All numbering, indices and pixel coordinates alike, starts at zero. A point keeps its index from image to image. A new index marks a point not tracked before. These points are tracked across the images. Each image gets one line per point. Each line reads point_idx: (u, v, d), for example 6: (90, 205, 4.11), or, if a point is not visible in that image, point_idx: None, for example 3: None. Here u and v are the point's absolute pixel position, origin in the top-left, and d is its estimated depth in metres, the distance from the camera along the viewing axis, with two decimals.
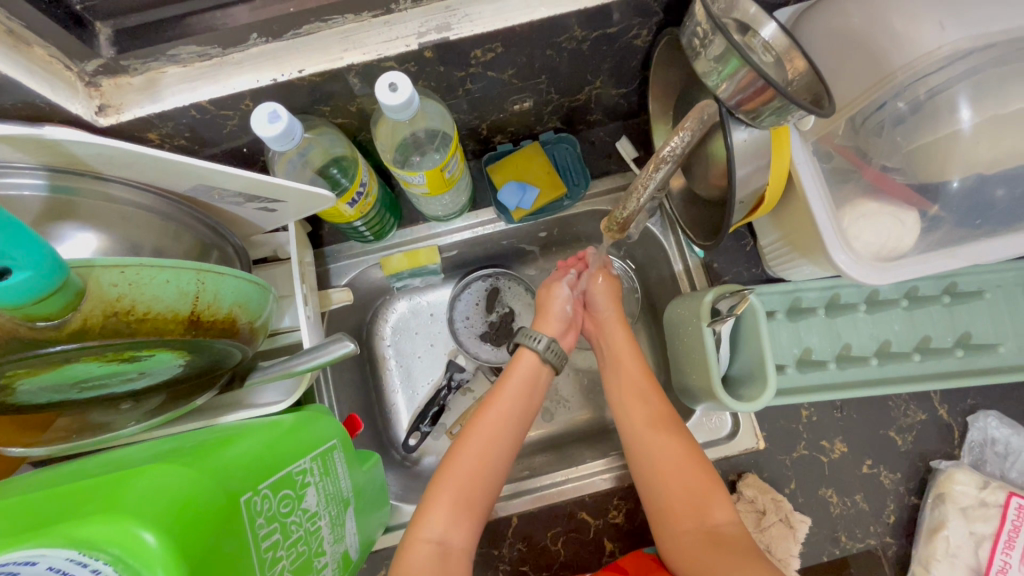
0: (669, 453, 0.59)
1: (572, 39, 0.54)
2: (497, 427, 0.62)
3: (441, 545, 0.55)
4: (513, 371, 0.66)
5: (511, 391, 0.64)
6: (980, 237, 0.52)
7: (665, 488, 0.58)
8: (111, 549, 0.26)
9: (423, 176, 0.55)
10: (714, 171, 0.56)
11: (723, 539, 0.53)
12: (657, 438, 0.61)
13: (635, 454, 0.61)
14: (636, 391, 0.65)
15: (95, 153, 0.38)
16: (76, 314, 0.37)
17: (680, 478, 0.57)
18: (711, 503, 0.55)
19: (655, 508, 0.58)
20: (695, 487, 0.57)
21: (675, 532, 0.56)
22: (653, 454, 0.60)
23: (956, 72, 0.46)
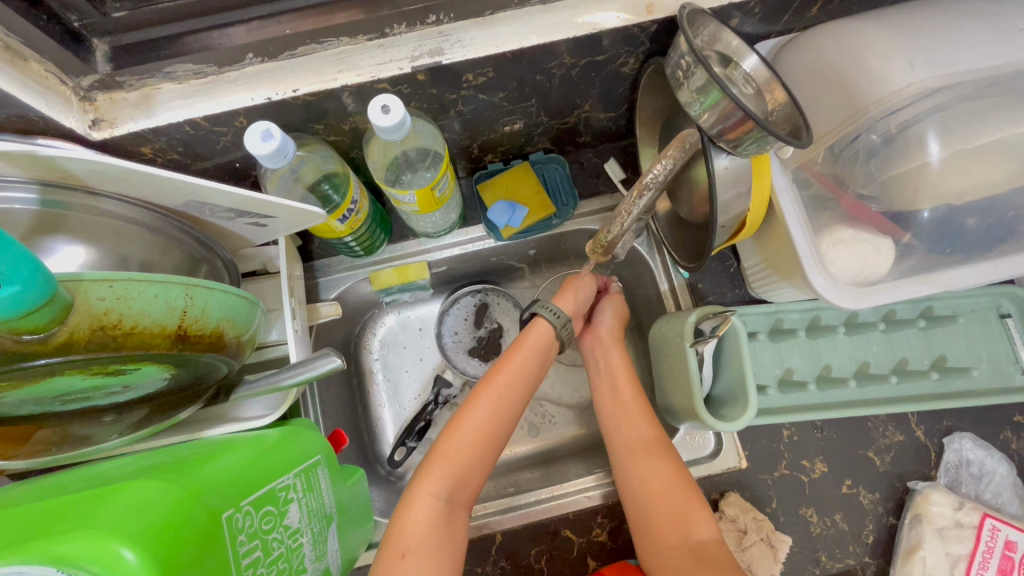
0: (658, 472, 0.60)
1: (562, 66, 0.55)
2: (505, 391, 0.61)
3: (445, 504, 0.56)
4: (526, 337, 0.64)
5: (527, 353, 0.63)
6: (952, 265, 0.53)
7: (653, 504, 0.58)
8: (91, 566, 0.27)
9: (414, 195, 0.56)
10: (697, 195, 0.58)
11: (707, 559, 0.53)
12: (647, 455, 0.61)
13: (623, 468, 0.62)
14: (630, 406, 0.65)
15: (87, 169, 0.39)
16: (62, 327, 0.37)
17: (668, 496, 0.58)
18: (697, 523, 0.56)
19: (642, 523, 0.59)
20: (680, 503, 0.57)
21: (660, 547, 0.56)
22: (644, 469, 0.60)
23: (924, 107, 0.48)
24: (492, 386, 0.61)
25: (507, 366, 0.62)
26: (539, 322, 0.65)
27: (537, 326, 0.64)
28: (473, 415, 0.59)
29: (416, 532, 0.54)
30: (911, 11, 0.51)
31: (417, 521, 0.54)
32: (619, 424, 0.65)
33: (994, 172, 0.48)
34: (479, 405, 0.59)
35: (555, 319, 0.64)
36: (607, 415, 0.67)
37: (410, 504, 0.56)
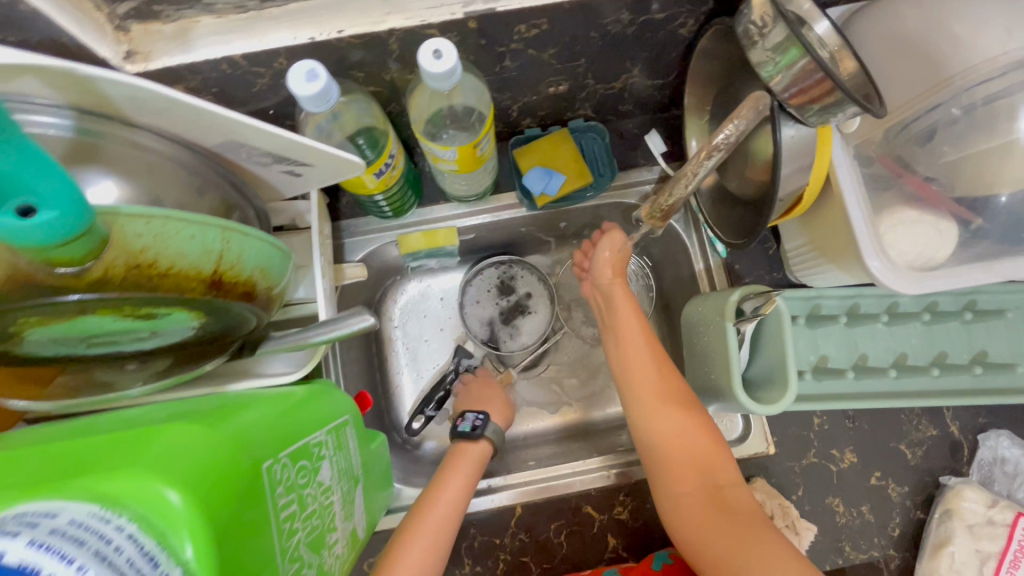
0: (679, 420, 0.58)
1: (618, 23, 0.52)
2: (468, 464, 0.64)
3: None
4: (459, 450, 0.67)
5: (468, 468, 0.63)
6: (1015, 253, 0.51)
7: (672, 452, 0.57)
8: (135, 506, 0.25)
9: (454, 151, 0.54)
10: (753, 167, 0.54)
11: (731, 510, 0.53)
12: (664, 403, 0.59)
13: (637, 415, 0.60)
14: (642, 351, 0.62)
15: (128, 96, 0.36)
16: (98, 262, 0.35)
17: (689, 445, 0.56)
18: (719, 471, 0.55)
19: (660, 471, 0.57)
20: (699, 452, 0.56)
21: (680, 495, 0.55)
22: (663, 416, 0.58)
23: (1012, 81, 0.45)
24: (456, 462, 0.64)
25: (460, 464, 0.63)
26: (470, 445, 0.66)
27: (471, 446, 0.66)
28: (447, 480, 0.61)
29: None
30: None
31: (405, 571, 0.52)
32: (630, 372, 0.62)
33: None
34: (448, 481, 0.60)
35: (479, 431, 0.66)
36: (618, 359, 0.64)
37: (392, 560, 0.53)
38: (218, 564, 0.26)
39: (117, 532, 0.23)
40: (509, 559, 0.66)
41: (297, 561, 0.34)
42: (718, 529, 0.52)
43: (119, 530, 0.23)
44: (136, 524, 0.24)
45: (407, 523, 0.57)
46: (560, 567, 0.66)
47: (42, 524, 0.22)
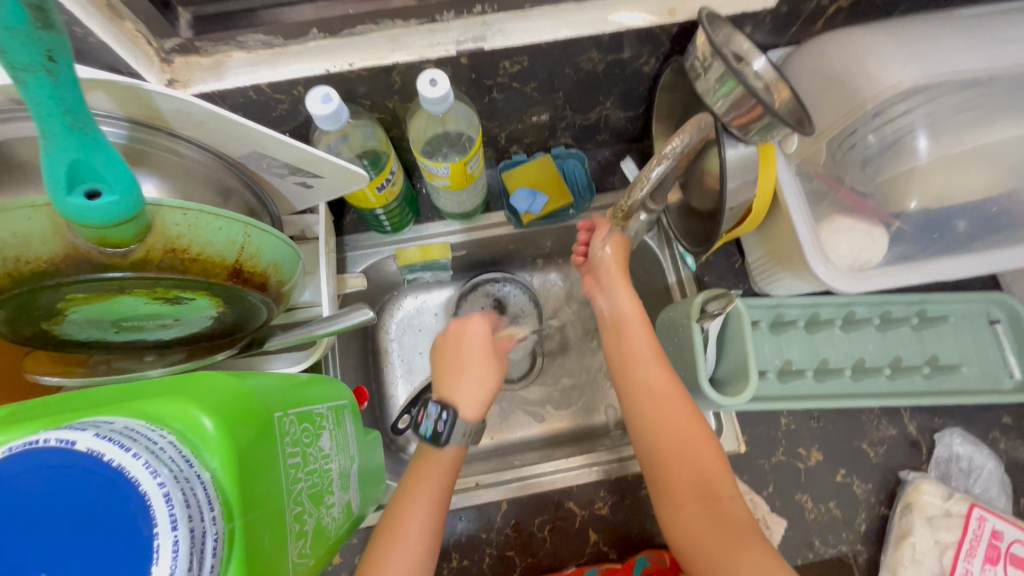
0: (683, 429, 0.56)
1: (590, 61, 0.61)
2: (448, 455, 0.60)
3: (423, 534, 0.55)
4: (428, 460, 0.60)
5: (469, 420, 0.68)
6: (939, 256, 0.58)
7: (674, 461, 0.55)
8: (174, 424, 0.30)
9: (447, 168, 0.61)
10: (709, 182, 0.61)
11: (728, 525, 0.50)
12: (665, 407, 0.58)
13: (638, 421, 0.59)
14: (645, 359, 0.61)
15: (175, 108, 0.44)
16: (140, 245, 0.41)
17: (692, 456, 0.55)
18: (720, 486, 0.53)
19: (661, 482, 0.55)
20: (698, 466, 0.54)
21: (677, 504, 0.53)
22: (667, 424, 0.57)
23: (917, 115, 0.54)
24: (432, 454, 0.60)
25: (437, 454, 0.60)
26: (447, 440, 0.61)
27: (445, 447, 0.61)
28: (422, 471, 0.59)
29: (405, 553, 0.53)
30: (909, 24, 0.56)
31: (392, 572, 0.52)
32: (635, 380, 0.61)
33: (968, 173, 0.54)
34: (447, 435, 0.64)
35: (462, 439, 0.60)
36: (623, 364, 0.63)
37: (378, 559, 0.53)
38: (238, 478, 0.31)
39: (161, 437, 0.28)
40: (495, 553, 0.69)
41: (300, 505, 0.39)
42: (717, 543, 0.49)
43: (161, 437, 0.28)
44: (175, 435, 0.30)
45: (389, 520, 0.56)
46: (543, 561, 0.69)
47: (101, 427, 0.27)
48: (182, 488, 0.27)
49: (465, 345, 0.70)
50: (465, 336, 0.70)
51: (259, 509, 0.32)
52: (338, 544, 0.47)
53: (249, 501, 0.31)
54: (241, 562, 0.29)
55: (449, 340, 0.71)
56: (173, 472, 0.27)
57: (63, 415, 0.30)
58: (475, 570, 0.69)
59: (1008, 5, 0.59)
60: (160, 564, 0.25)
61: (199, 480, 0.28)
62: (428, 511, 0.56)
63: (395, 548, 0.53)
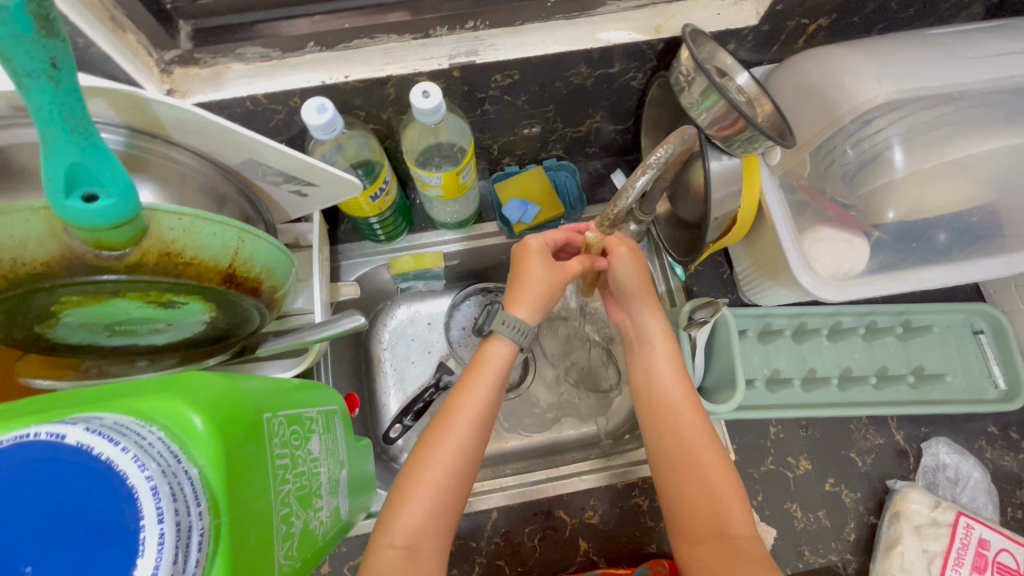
0: (701, 461, 0.56)
1: (579, 75, 0.63)
2: (463, 420, 0.57)
3: (408, 547, 0.52)
4: (485, 365, 0.60)
5: (464, 424, 0.57)
6: (919, 266, 0.59)
7: (688, 491, 0.55)
8: (163, 421, 0.31)
9: (439, 177, 0.62)
10: (694, 193, 0.63)
11: (741, 559, 0.51)
12: (685, 433, 0.58)
13: (657, 444, 0.59)
14: (668, 381, 0.61)
15: (172, 115, 0.45)
16: (135, 248, 0.42)
17: (707, 488, 0.55)
18: (732, 517, 0.53)
19: (675, 508, 0.56)
20: (714, 493, 0.55)
21: (688, 531, 0.54)
22: (684, 455, 0.57)
23: (894, 129, 0.55)
24: (452, 424, 0.57)
25: (455, 423, 0.57)
26: (496, 339, 0.61)
27: (497, 347, 0.61)
28: (442, 440, 0.56)
29: (396, 554, 0.51)
30: (887, 42, 0.58)
31: (402, 529, 0.52)
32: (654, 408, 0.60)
33: (947, 185, 0.56)
34: (446, 433, 0.56)
35: (518, 337, 0.59)
36: (646, 387, 0.62)
37: (393, 513, 0.53)
38: (225, 474, 0.31)
39: (150, 433, 0.29)
40: (485, 562, 0.69)
41: (287, 506, 0.39)
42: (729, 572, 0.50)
43: (151, 433, 0.29)
44: (163, 432, 0.30)
45: (405, 480, 0.55)
46: (533, 571, 0.69)
47: (91, 422, 0.28)
48: (169, 482, 0.27)
49: (532, 260, 0.62)
50: (530, 254, 0.62)
51: (246, 508, 0.33)
52: (325, 548, 0.47)
53: (235, 499, 0.32)
54: (226, 559, 0.30)
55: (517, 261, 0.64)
56: (161, 466, 0.27)
57: (54, 411, 0.31)
58: None
59: (982, 25, 0.62)
60: (146, 556, 0.25)
61: (186, 475, 0.29)
62: (445, 477, 0.54)
63: (408, 508, 0.53)
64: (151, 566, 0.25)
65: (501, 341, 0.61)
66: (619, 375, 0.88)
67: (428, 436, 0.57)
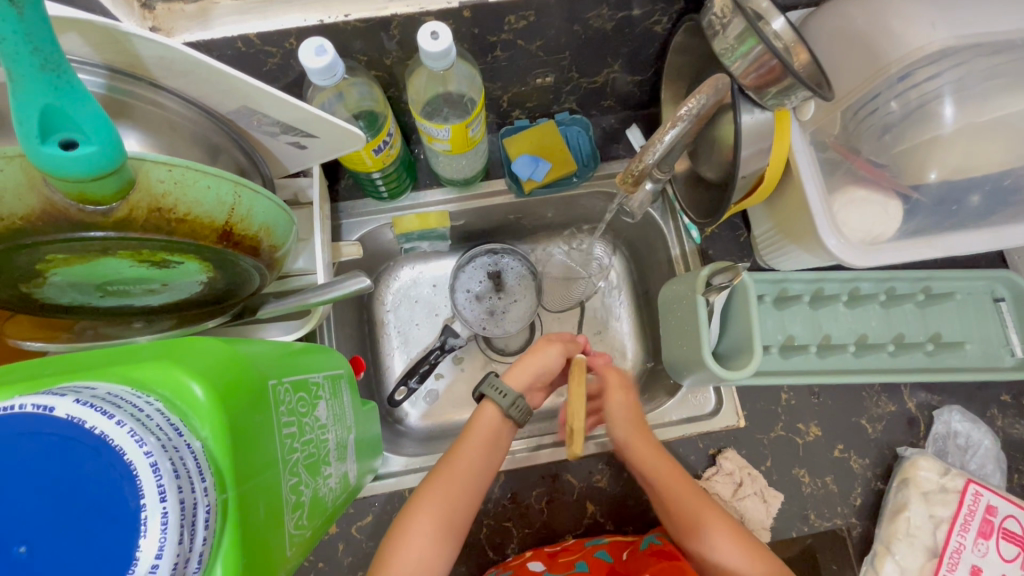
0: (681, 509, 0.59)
1: (599, 17, 0.58)
2: (435, 519, 0.55)
3: None
4: (474, 429, 0.62)
5: (459, 470, 0.59)
6: (954, 230, 0.57)
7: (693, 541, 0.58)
8: (160, 390, 0.29)
9: (448, 130, 0.58)
10: (720, 151, 0.59)
11: None
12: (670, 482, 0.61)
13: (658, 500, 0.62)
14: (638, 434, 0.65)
15: (156, 54, 0.41)
16: (123, 202, 0.39)
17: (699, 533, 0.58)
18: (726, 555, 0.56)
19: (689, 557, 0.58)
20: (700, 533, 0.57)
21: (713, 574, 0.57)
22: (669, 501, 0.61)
23: (944, 80, 0.51)
24: (445, 482, 0.58)
25: (420, 516, 0.55)
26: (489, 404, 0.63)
27: (490, 415, 0.63)
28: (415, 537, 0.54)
29: None
30: None
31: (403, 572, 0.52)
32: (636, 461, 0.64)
33: (992, 144, 0.52)
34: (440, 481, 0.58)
35: (501, 399, 0.62)
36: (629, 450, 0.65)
37: (392, 555, 0.53)
38: (232, 448, 0.29)
39: (148, 404, 0.27)
40: (491, 524, 0.69)
41: (296, 476, 0.38)
42: None
43: (147, 403, 0.27)
44: (162, 403, 0.28)
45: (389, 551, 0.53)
46: (541, 533, 0.69)
47: (83, 392, 0.26)
48: (171, 457, 0.25)
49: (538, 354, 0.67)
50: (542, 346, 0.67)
51: (253, 480, 0.31)
52: (335, 516, 0.47)
53: (243, 472, 0.30)
54: (236, 534, 0.28)
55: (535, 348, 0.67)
56: (160, 441, 0.25)
57: (41, 379, 0.28)
58: (472, 541, 0.69)
59: None
60: (149, 536, 0.23)
61: (189, 449, 0.27)
62: (432, 542, 0.54)
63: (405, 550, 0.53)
64: (155, 548, 0.23)
65: (492, 408, 0.63)
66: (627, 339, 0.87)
67: (425, 484, 0.58)
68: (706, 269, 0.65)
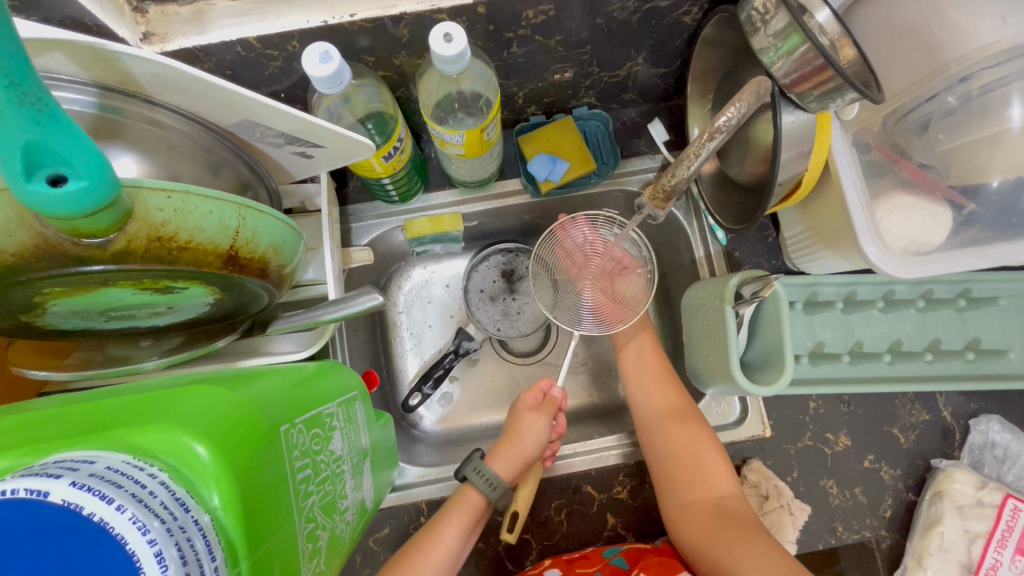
0: (678, 438, 0.63)
1: (624, 10, 0.54)
2: (459, 530, 0.60)
3: None
4: (462, 501, 0.62)
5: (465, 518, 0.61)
6: (1009, 238, 0.52)
7: (682, 475, 0.62)
8: (165, 457, 0.26)
9: (462, 135, 0.55)
10: (754, 154, 0.55)
11: (731, 518, 0.57)
12: (666, 420, 0.65)
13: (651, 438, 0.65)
14: (658, 378, 0.70)
15: (149, 71, 0.38)
16: (121, 234, 0.36)
17: (696, 461, 0.62)
18: (717, 480, 0.61)
19: (672, 513, 0.61)
20: (700, 458, 0.62)
21: (688, 535, 0.59)
22: (661, 434, 0.65)
23: (1009, 77, 0.46)
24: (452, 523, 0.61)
25: (452, 523, 0.60)
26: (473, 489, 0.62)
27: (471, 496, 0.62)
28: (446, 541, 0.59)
29: None
30: None
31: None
32: (651, 420, 0.66)
33: None
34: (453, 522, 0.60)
35: (489, 492, 0.61)
36: (635, 392, 0.70)
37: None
38: (244, 515, 0.27)
39: (151, 478, 0.25)
40: (510, 535, 0.68)
41: (312, 521, 0.36)
42: (720, 532, 0.56)
43: (151, 477, 0.25)
44: (167, 473, 0.26)
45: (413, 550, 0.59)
46: (561, 544, 0.68)
47: (81, 469, 0.24)
48: (177, 542, 0.23)
49: (522, 438, 0.64)
50: (532, 420, 0.65)
51: (267, 543, 0.29)
52: (353, 546, 0.45)
53: (256, 537, 0.28)
54: None
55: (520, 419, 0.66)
56: (165, 524, 0.23)
57: (38, 446, 0.26)
58: (491, 552, 0.68)
59: None
60: None
61: (197, 526, 0.25)
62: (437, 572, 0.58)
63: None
64: None
65: (474, 492, 0.62)
66: None
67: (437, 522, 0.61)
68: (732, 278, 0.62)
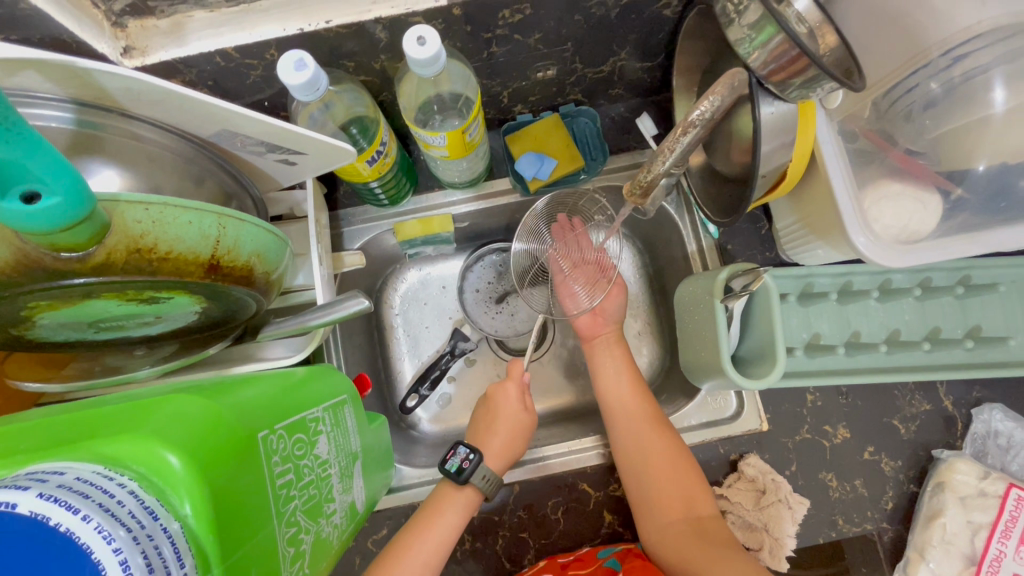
0: (657, 455, 0.63)
1: (601, 6, 0.53)
2: (459, 511, 0.62)
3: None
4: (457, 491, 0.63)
5: (463, 502, 0.62)
6: (1001, 223, 0.51)
7: (661, 494, 0.61)
8: (136, 466, 0.27)
9: (444, 137, 0.55)
10: (737, 147, 0.55)
11: (711, 535, 0.58)
12: (646, 434, 0.65)
13: (631, 453, 0.64)
14: (632, 387, 0.69)
15: (122, 86, 0.38)
16: (100, 247, 0.37)
17: (674, 478, 0.62)
18: (698, 499, 0.61)
19: (649, 532, 0.61)
20: (679, 475, 0.62)
21: (666, 553, 0.59)
22: (641, 450, 0.64)
23: (994, 59, 0.45)
24: (450, 502, 0.62)
25: (452, 507, 0.62)
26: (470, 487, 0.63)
27: (466, 493, 0.63)
28: (447, 516, 0.61)
29: None
30: None
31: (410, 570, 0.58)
32: (630, 435, 0.65)
33: None
34: (453, 502, 0.62)
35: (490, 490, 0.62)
36: (614, 405, 0.69)
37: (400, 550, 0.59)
38: (216, 522, 0.28)
39: (119, 488, 0.25)
40: (508, 535, 0.68)
41: (294, 526, 0.37)
42: (700, 554, 0.56)
43: (119, 487, 0.25)
44: (137, 482, 0.26)
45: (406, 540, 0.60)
46: (558, 543, 0.68)
47: (50, 480, 0.24)
48: (143, 550, 0.24)
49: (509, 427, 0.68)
50: (518, 412, 0.69)
51: (242, 548, 0.30)
52: (342, 550, 0.46)
53: (230, 543, 0.29)
54: None
55: (500, 407, 0.69)
56: (131, 533, 0.24)
57: (14, 458, 0.27)
58: (488, 552, 0.68)
59: None
60: None
61: (165, 534, 0.25)
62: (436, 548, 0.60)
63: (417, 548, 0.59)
64: None
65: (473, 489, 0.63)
66: (641, 336, 0.83)
67: (437, 498, 0.63)
68: (721, 272, 0.62)
